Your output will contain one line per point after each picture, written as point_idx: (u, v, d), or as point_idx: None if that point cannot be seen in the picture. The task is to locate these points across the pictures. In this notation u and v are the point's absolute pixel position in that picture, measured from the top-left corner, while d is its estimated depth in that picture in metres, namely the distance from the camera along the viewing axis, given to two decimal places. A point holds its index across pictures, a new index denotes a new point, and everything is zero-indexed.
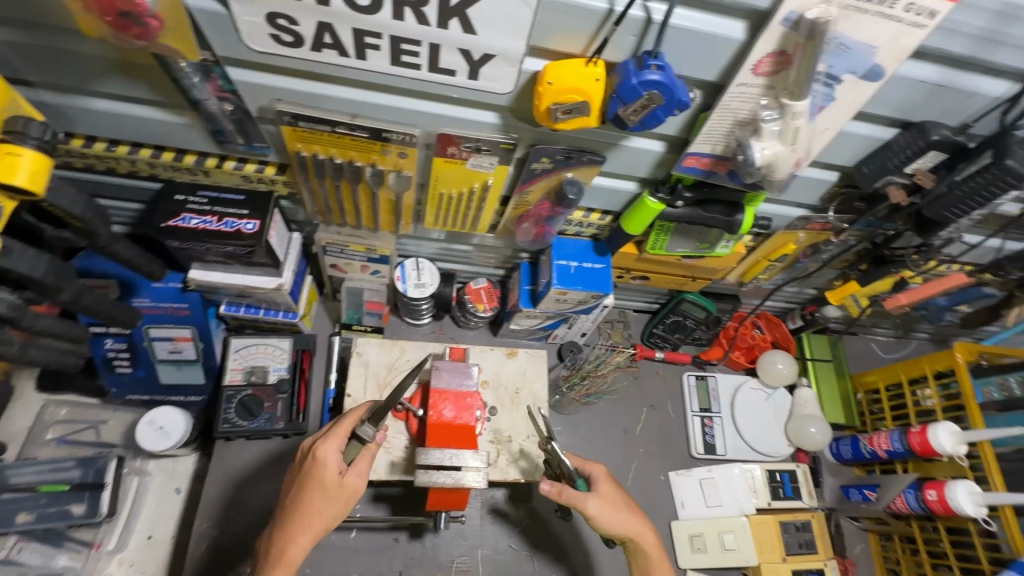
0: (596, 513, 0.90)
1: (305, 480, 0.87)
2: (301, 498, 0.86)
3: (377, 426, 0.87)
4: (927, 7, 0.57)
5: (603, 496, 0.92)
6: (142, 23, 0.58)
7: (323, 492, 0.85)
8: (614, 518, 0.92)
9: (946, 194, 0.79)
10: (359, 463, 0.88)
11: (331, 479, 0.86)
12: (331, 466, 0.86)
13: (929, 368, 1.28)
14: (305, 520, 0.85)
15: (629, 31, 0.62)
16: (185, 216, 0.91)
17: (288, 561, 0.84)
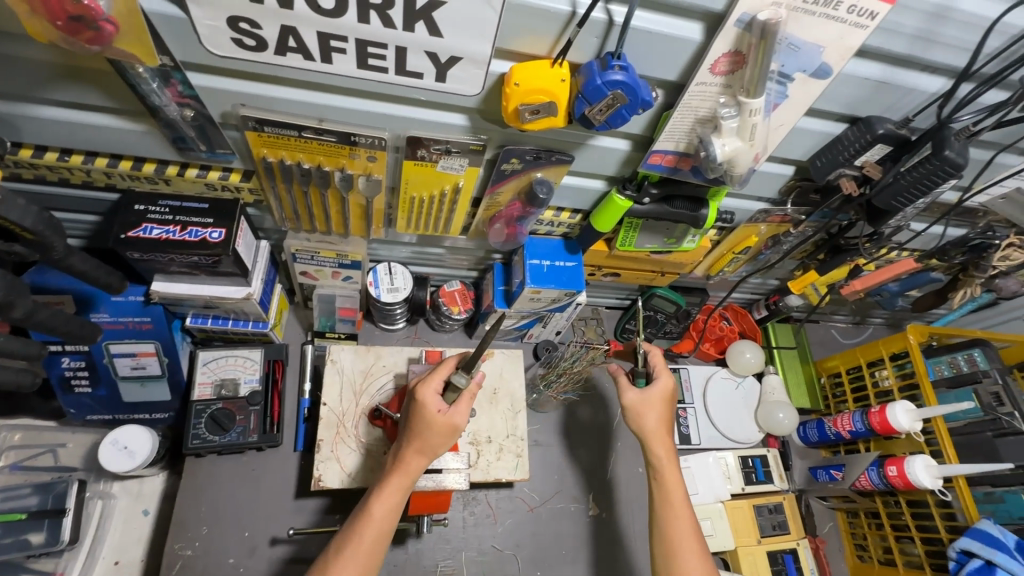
0: (630, 402, 1.04)
1: (413, 410, 0.92)
2: (411, 423, 0.91)
3: (468, 376, 0.90)
4: (868, 9, 0.60)
5: (647, 396, 1.04)
6: (96, 27, 0.57)
7: (430, 424, 0.89)
8: (647, 416, 1.03)
9: (894, 183, 0.84)
10: (459, 404, 0.92)
11: (431, 414, 0.90)
12: (432, 403, 0.90)
13: (885, 351, 1.35)
14: (415, 442, 0.90)
15: (592, 33, 0.64)
16: (146, 226, 0.88)
17: (405, 473, 0.90)
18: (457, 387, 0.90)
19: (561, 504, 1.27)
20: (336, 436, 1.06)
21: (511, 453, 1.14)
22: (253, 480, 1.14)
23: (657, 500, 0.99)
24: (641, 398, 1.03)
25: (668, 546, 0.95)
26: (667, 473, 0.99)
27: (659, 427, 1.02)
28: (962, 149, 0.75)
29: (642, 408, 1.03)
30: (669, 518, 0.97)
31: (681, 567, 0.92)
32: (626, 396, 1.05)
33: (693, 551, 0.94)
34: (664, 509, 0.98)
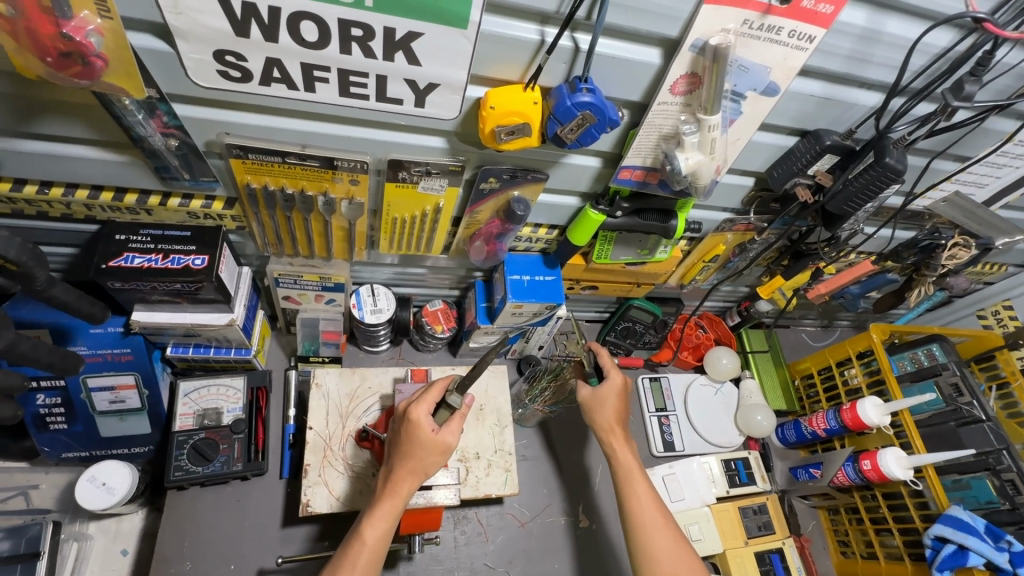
0: (585, 398, 1.13)
1: (405, 433, 0.93)
2: (406, 444, 0.92)
3: (463, 396, 0.95)
4: (807, 33, 0.67)
5: (600, 392, 1.12)
6: (85, 62, 0.58)
7: (425, 444, 0.91)
8: (599, 411, 1.12)
9: (843, 190, 0.89)
10: (450, 424, 0.95)
11: (427, 435, 0.91)
12: (425, 424, 0.92)
13: (852, 350, 1.42)
14: (410, 461, 0.91)
15: (560, 59, 0.69)
16: (128, 256, 0.88)
17: (399, 495, 0.90)
18: (452, 407, 0.94)
19: (551, 517, 1.28)
20: (323, 460, 1.06)
21: (499, 468, 1.16)
22: (237, 510, 1.12)
23: (621, 487, 1.04)
24: (594, 393, 1.12)
25: (639, 527, 0.98)
26: (623, 457, 1.07)
27: (611, 419, 1.10)
28: (901, 156, 0.81)
29: (596, 402, 1.12)
30: (633, 499, 1.01)
31: (651, 544, 0.96)
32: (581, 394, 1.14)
33: (661, 527, 0.98)
34: (627, 492, 1.03)
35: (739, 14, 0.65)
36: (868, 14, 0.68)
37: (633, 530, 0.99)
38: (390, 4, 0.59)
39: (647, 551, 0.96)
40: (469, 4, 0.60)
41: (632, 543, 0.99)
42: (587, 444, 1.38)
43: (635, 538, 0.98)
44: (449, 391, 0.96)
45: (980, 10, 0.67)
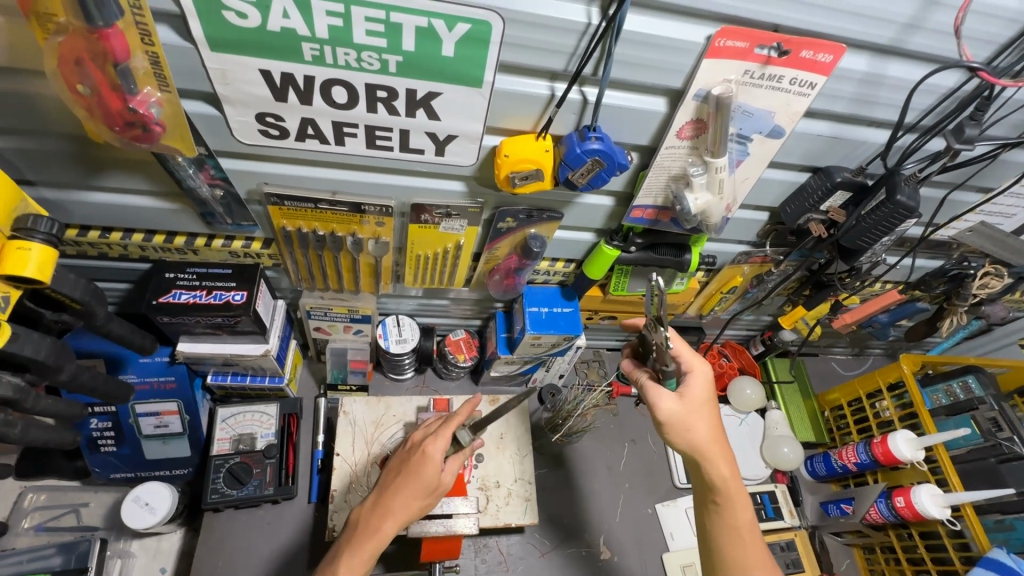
0: (670, 415, 0.80)
1: (415, 463, 0.93)
2: (409, 475, 0.92)
3: (474, 434, 0.96)
4: (808, 81, 0.70)
5: (688, 405, 0.80)
6: (147, 129, 0.66)
7: (429, 483, 0.91)
8: (690, 429, 0.80)
9: (856, 226, 0.89)
10: (452, 464, 0.96)
11: (433, 473, 0.91)
12: (434, 460, 0.92)
13: (882, 381, 1.38)
14: (401, 498, 0.91)
15: (570, 111, 0.73)
16: (176, 292, 0.96)
17: (380, 534, 0.89)
18: (461, 442, 0.96)
19: (572, 548, 1.28)
20: (348, 486, 1.11)
21: (519, 497, 1.19)
22: (268, 533, 1.16)
23: (719, 531, 0.81)
24: (682, 407, 0.80)
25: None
26: (733, 492, 0.80)
27: (715, 437, 0.81)
28: (913, 192, 0.81)
29: (685, 421, 0.80)
30: (737, 555, 0.79)
31: None
32: (663, 407, 0.80)
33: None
34: (734, 535, 0.80)
35: (739, 66, 0.68)
36: (870, 60, 0.70)
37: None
38: (411, 69, 0.65)
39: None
40: (483, 67, 0.65)
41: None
42: (608, 474, 1.39)
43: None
44: (460, 427, 0.98)
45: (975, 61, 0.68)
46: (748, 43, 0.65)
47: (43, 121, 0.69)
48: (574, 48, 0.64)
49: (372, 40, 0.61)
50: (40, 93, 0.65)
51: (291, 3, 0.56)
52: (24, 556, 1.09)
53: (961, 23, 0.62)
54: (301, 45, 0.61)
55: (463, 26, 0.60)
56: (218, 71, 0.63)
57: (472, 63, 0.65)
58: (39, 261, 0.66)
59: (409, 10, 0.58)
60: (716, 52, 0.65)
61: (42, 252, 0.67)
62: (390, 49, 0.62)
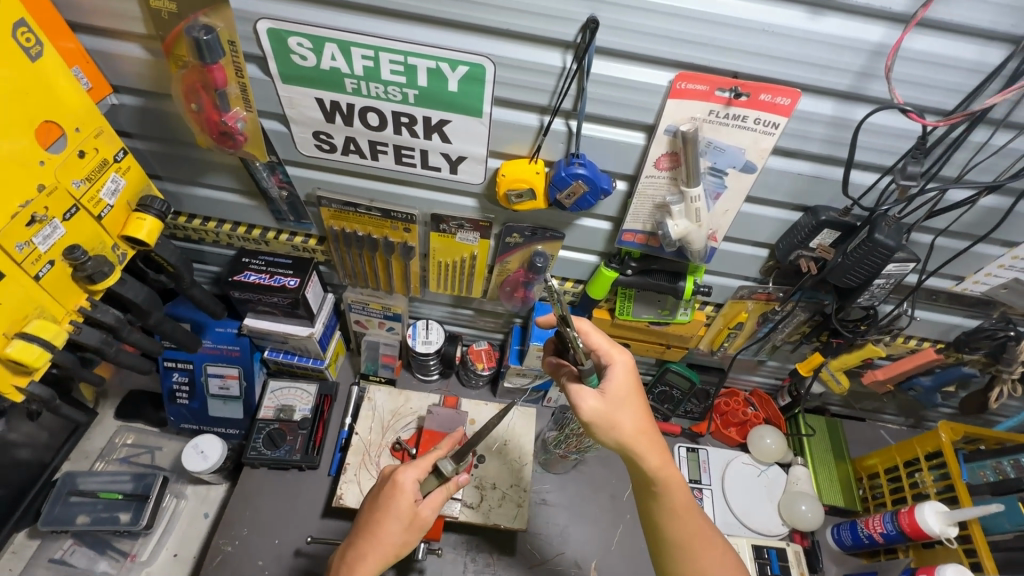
0: (596, 412, 0.89)
1: (388, 498, 0.99)
2: (384, 512, 0.97)
3: (455, 463, 1.02)
4: (770, 121, 0.77)
5: (612, 400, 0.90)
6: (234, 138, 0.88)
7: (405, 516, 0.97)
8: (618, 422, 0.89)
9: (843, 263, 0.91)
10: (433, 499, 0.99)
11: (407, 505, 0.98)
12: (410, 492, 0.98)
13: (921, 450, 1.28)
14: (377, 538, 0.95)
15: (557, 140, 0.86)
16: (247, 273, 1.19)
17: None
18: (444, 472, 1.01)
19: (562, 566, 1.30)
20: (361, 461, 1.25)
21: (512, 502, 1.25)
22: (290, 495, 1.32)
23: (661, 509, 0.93)
24: (606, 404, 0.89)
25: (682, 545, 0.92)
26: (667, 476, 0.91)
27: (638, 423, 0.90)
28: (893, 233, 0.84)
29: (611, 413, 0.89)
30: (681, 529, 0.92)
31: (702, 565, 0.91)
32: (587, 406, 0.89)
33: (710, 544, 0.92)
34: (667, 505, 0.92)
35: (703, 105, 0.77)
36: (834, 105, 0.76)
37: (673, 546, 0.92)
38: (426, 101, 0.83)
39: (693, 566, 0.90)
40: (480, 100, 0.81)
41: (675, 559, 0.93)
42: (611, 502, 1.41)
43: (676, 553, 0.93)
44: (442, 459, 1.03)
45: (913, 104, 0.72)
46: (707, 86, 0.75)
47: (170, 130, 0.95)
48: (554, 87, 0.78)
49: (395, 78, 0.79)
50: (170, 110, 0.90)
51: (337, 50, 0.76)
52: (107, 477, 1.34)
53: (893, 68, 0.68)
54: (344, 80, 0.81)
55: (463, 68, 0.77)
56: (287, 98, 0.85)
57: (472, 97, 0.81)
58: (150, 228, 0.90)
59: (421, 55, 0.76)
60: (679, 93, 0.76)
61: (153, 222, 0.91)
62: (409, 84, 0.80)
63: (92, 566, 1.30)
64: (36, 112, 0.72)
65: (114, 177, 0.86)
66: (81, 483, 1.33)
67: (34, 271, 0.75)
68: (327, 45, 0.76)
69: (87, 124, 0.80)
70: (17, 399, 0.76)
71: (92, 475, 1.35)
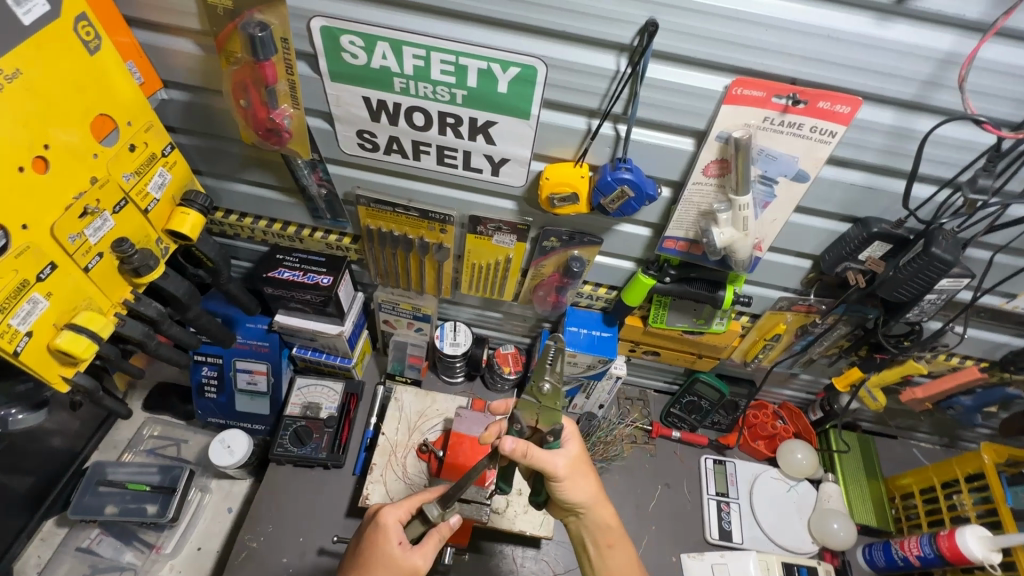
0: (564, 472, 0.93)
1: (373, 541, 1.00)
2: (369, 556, 0.98)
3: (441, 507, 0.99)
4: (827, 129, 0.75)
5: (576, 463, 0.96)
6: (279, 135, 0.88)
7: (389, 560, 0.97)
8: (576, 484, 0.96)
9: (893, 277, 0.88)
10: (423, 546, 1.00)
11: (392, 548, 0.98)
12: (394, 534, 0.99)
13: (960, 471, 1.24)
14: None
15: (605, 144, 0.85)
16: (281, 270, 1.19)
17: None
18: (430, 517, 0.98)
19: None
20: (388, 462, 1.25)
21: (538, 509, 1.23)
22: (314, 493, 1.32)
23: (601, 549, 1.03)
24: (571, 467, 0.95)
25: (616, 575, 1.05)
26: (613, 529, 1.02)
27: (592, 488, 0.98)
28: (951, 247, 0.80)
29: (574, 476, 0.95)
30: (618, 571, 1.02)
31: None
32: (560, 466, 0.93)
33: None
34: (607, 548, 1.02)
35: (758, 112, 0.75)
36: (895, 114, 0.74)
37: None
38: (474, 102, 0.82)
39: None
40: (530, 102, 0.80)
41: None
42: (635, 513, 1.40)
43: None
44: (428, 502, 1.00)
45: (982, 114, 0.70)
46: (764, 92, 0.73)
47: (215, 127, 0.95)
48: (605, 90, 0.77)
49: (445, 78, 0.79)
50: (216, 106, 0.91)
51: (388, 48, 0.76)
52: (135, 468, 1.36)
53: (965, 77, 0.66)
54: (393, 79, 0.81)
55: (515, 69, 0.76)
56: (333, 96, 0.85)
57: (521, 98, 0.80)
58: (192, 223, 0.91)
59: (474, 55, 0.75)
60: (734, 99, 0.74)
61: (195, 217, 0.91)
62: (458, 84, 0.80)
63: (117, 556, 1.31)
64: (93, 106, 0.73)
65: (161, 171, 0.87)
66: (110, 473, 1.35)
67: (85, 262, 0.75)
68: (379, 43, 0.76)
69: (138, 118, 0.81)
70: (63, 389, 0.76)
71: (121, 466, 1.36)
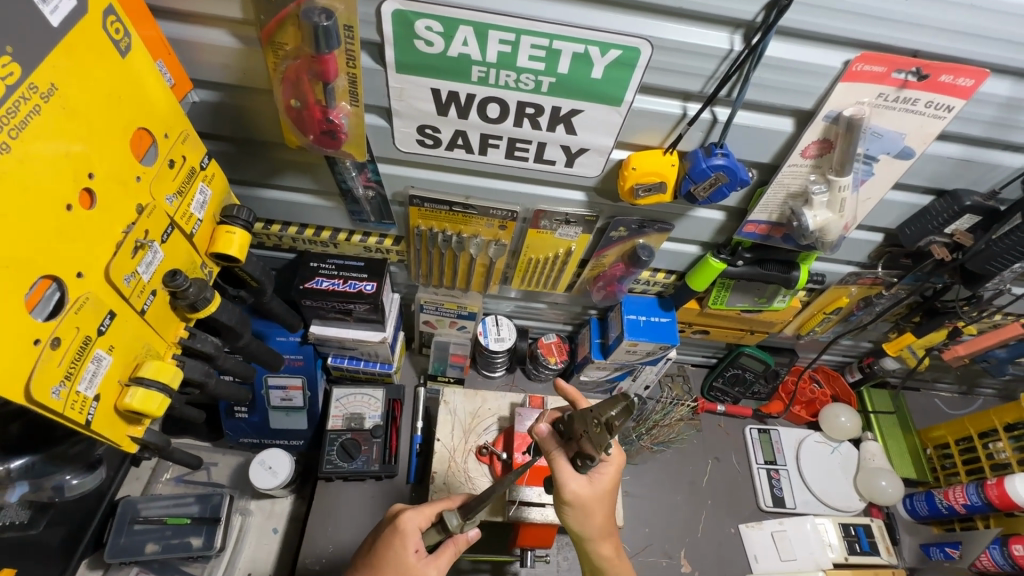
0: (572, 496, 0.90)
1: (387, 543, 0.96)
2: (381, 556, 0.94)
3: (461, 521, 0.94)
4: (944, 104, 0.71)
5: (587, 495, 0.90)
6: (334, 136, 0.78)
7: (400, 565, 0.93)
8: (581, 514, 0.91)
9: (986, 249, 0.88)
10: (439, 556, 0.94)
11: (405, 554, 0.93)
12: (411, 541, 0.94)
13: (998, 421, 1.30)
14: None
15: (698, 129, 0.79)
16: (319, 279, 1.09)
17: None
18: (447, 525, 0.94)
19: (651, 557, 1.30)
20: (448, 469, 1.20)
21: None
22: (371, 506, 1.27)
23: None
24: (585, 495, 0.90)
25: None
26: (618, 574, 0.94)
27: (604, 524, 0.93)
28: None
29: (584, 504, 0.90)
30: None
31: None
32: (570, 489, 0.89)
33: None
34: None
35: (874, 88, 0.71)
36: (1014, 84, 0.70)
37: None
38: (560, 89, 0.74)
39: None
40: (624, 88, 0.73)
41: None
42: (689, 490, 1.41)
43: None
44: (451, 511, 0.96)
45: None
46: (885, 67, 0.68)
47: (250, 128, 0.84)
48: (713, 72, 0.70)
49: (532, 64, 0.70)
50: (251, 106, 0.79)
51: (472, 33, 0.66)
52: (170, 501, 1.26)
53: None
54: (471, 68, 0.71)
55: (615, 52, 0.68)
56: (397, 89, 0.75)
57: (616, 84, 0.72)
58: (240, 243, 0.80)
59: (570, 38, 0.66)
60: (852, 76, 0.69)
61: (242, 236, 0.80)
62: (547, 71, 0.71)
63: None
64: (131, 119, 0.61)
65: (201, 188, 0.75)
66: (142, 509, 1.25)
67: (140, 304, 0.65)
68: (461, 28, 0.66)
69: (174, 128, 0.69)
70: (133, 450, 0.67)
71: (153, 500, 1.26)
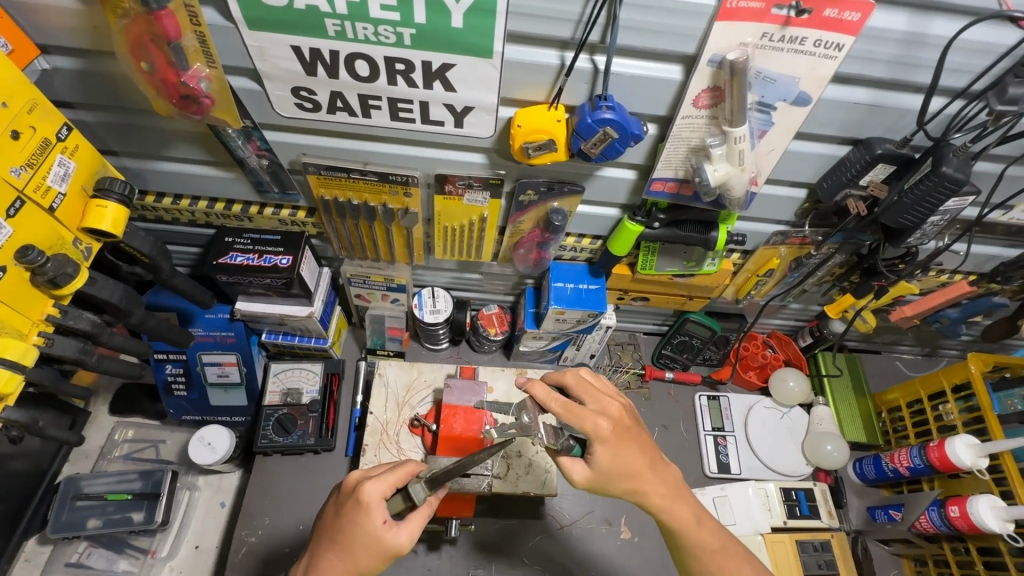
0: (588, 480, 0.82)
1: (353, 519, 0.85)
2: (351, 532, 0.84)
3: (429, 490, 0.87)
4: (833, 42, 0.66)
5: (605, 467, 0.82)
6: (198, 102, 0.75)
7: (372, 539, 0.84)
8: (617, 481, 0.83)
9: (900, 202, 0.84)
10: (411, 522, 0.87)
11: (375, 527, 0.84)
12: (377, 513, 0.84)
13: (947, 382, 1.26)
14: (349, 551, 0.84)
15: (582, 79, 0.74)
16: (233, 254, 1.06)
17: None
18: (415, 499, 0.86)
19: (591, 525, 1.28)
20: (381, 442, 1.19)
21: (540, 468, 1.14)
22: (308, 480, 1.28)
23: (685, 545, 0.88)
24: (597, 471, 0.82)
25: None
26: (698, 536, 0.87)
27: (667, 489, 0.86)
28: (963, 164, 0.75)
29: (606, 476, 0.82)
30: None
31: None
32: (581, 474, 0.83)
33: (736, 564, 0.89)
34: (692, 550, 0.88)
35: (756, 28, 0.65)
36: (908, 18, 0.65)
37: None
38: (424, 42, 0.69)
39: None
40: (491, 36, 0.68)
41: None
42: None
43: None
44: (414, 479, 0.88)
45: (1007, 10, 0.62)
46: (763, 3, 0.63)
47: (123, 96, 0.80)
48: (580, 15, 0.65)
49: (387, 15, 0.66)
50: (116, 73, 0.76)
51: None
52: (113, 478, 1.28)
53: None
54: (325, 21, 0.67)
55: None
56: (256, 48, 0.71)
57: (481, 33, 0.67)
58: (114, 218, 0.77)
59: None
60: (728, 14, 0.63)
61: (116, 210, 0.78)
62: (404, 22, 0.67)
63: (111, 566, 1.26)
64: None
65: (61, 159, 0.72)
66: (86, 486, 1.27)
67: None
68: None
69: (17, 97, 0.66)
70: None
71: (97, 477, 1.29)
